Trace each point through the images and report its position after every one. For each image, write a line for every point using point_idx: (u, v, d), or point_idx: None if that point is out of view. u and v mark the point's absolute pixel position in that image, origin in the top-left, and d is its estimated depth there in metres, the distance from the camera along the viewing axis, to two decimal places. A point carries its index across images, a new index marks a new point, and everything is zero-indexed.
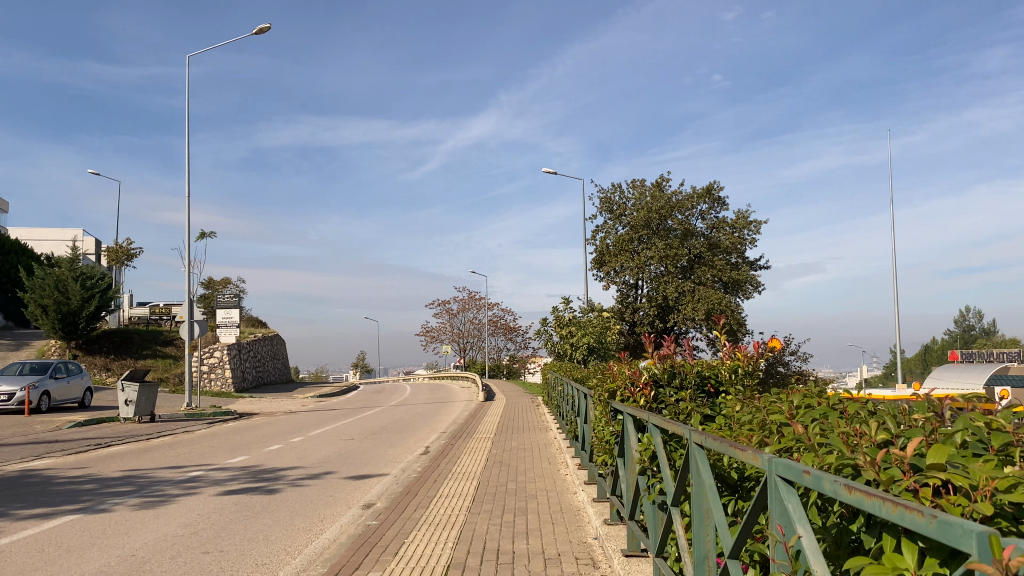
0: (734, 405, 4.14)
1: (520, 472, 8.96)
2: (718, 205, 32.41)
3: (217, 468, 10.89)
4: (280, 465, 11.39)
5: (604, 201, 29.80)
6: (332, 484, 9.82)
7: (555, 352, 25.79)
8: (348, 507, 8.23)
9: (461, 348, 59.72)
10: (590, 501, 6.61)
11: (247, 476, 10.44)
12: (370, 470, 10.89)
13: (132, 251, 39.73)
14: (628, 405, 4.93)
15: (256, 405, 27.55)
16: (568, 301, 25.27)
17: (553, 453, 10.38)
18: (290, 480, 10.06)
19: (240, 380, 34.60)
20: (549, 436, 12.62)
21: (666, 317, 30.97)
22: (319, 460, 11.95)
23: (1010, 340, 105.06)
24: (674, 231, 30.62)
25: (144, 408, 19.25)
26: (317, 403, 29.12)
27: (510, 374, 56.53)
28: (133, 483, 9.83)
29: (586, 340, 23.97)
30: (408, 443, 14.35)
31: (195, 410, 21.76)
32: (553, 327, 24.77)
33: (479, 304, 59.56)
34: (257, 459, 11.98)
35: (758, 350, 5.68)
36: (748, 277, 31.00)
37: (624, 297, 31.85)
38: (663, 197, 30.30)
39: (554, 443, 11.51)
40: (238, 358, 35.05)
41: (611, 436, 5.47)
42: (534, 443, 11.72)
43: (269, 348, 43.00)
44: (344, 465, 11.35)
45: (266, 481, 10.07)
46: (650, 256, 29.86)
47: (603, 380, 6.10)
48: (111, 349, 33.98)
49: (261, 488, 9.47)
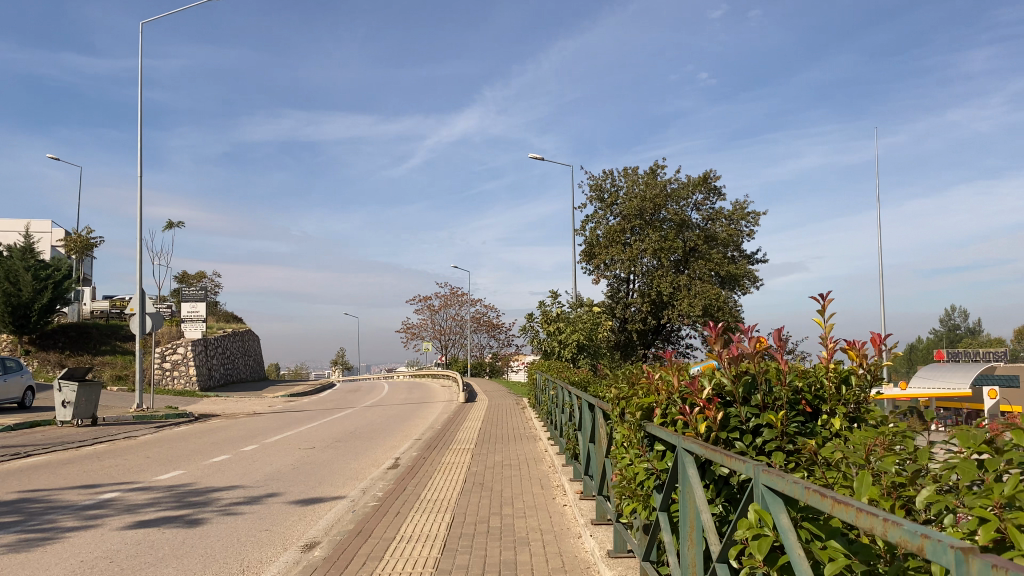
0: (905, 463, 2.37)
1: (506, 502, 7.05)
2: (714, 195, 30.77)
3: (139, 489, 8.97)
4: (217, 483, 9.49)
5: (595, 189, 28.01)
6: (272, 512, 7.92)
7: (542, 349, 23.95)
8: (283, 549, 6.35)
9: (443, 345, 57.88)
10: (605, 556, 4.83)
11: (170, 500, 8.51)
12: (324, 491, 9.04)
13: (93, 241, 37.45)
14: (680, 434, 3.12)
15: (219, 406, 25.53)
16: (556, 296, 23.50)
17: (546, 473, 8.54)
18: (221, 506, 8.14)
19: (206, 378, 32.44)
20: (537, 449, 10.80)
21: (659, 313, 29.23)
22: (266, 476, 10.06)
23: (996, 339, 104.39)
24: (667, 222, 28.94)
25: (85, 410, 17.24)
26: (285, 404, 27.16)
27: (493, 372, 54.60)
28: (25, 509, 7.89)
29: (576, 336, 22.17)
30: (375, 453, 12.50)
31: (146, 412, 19.73)
32: (539, 323, 23.00)
33: (461, 300, 57.70)
34: (191, 476, 10.04)
35: (877, 350, 3.32)
36: (745, 271, 29.39)
37: (615, 291, 30.03)
38: (657, 185, 28.58)
39: (546, 459, 9.65)
40: (204, 355, 32.94)
41: (646, 475, 3.62)
42: (523, 458, 9.89)
43: (239, 346, 40.86)
44: (294, 484, 9.48)
45: (191, 507, 8.14)
46: (642, 248, 28.03)
47: (630, 390, 4.20)
48: (67, 344, 31.79)
49: (180, 518, 7.57)
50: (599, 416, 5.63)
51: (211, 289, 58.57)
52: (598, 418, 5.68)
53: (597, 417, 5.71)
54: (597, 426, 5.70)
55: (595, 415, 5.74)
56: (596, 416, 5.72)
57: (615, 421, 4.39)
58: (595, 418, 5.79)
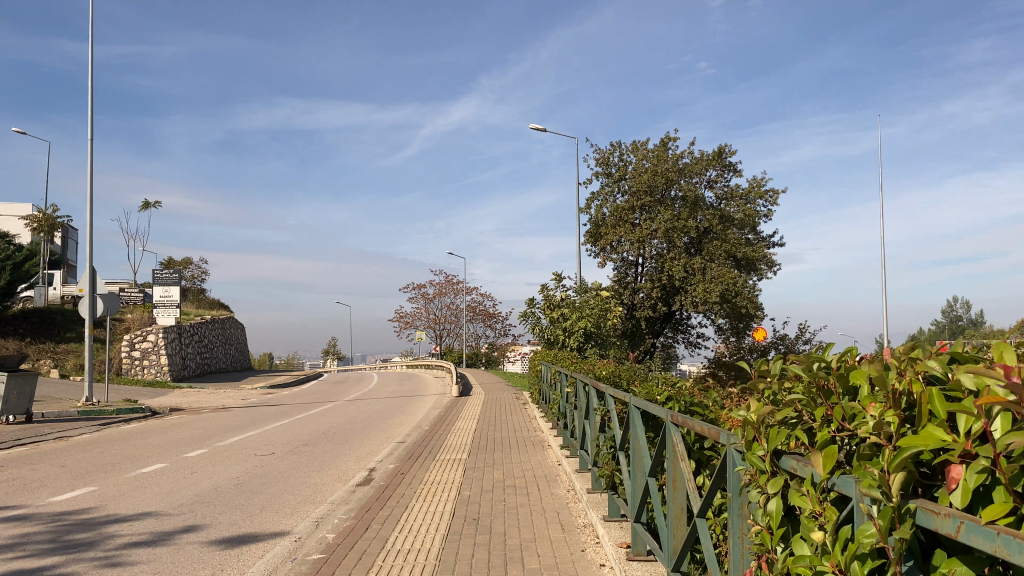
0: None
1: (516, 558, 4.74)
2: (729, 171, 28.42)
3: (12, 521, 6.60)
4: (124, 510, 7.13)
5: (602, 162, 25.64)
6: (178, 561, 5.56)
7: (544, 338, 21.61)
8: None
9: (437, 335, 55.63)
10: None
11: (46, 538, 6.16)
12: (262, 524, 6.69)
13: (60, 220, 34.89)
14: None
15: (188, 399, 23.19)
16: (559, 278, 21.27)
17: (564, 505, 6.13)
18: (108, 550, 5.78)
19: (179, 368, 30.03)
20: (545, 463, 8.39)
21: (670, 300, 26.97)
22: (194, 499, 7.69)
23: (999, 334, 102.23)
24: (679, 200, 26.57)
25: (18, 406, 14.82)
26: (263, 396, 24.84)
27: (489, 363, 52.34)
28: None
29: (582, 324, 19.89)
30: (345, 462, 10.18)
31: (94, 406, 17.34)
32: (541, 309, 20.68)
33: (457, 288, 55.45)
34: (98, 498, 7.68)
35: None
36: (762, 254, 27.12)
37: (622, 275, 27.79)
38: (669, 159, 26.23)
39: (562, 479, 7.22)
40: (178, 343, 30.55)
41: None
42: (533, 476, 7.54)
43: (220, 333, 38.44)
44: (228, 513, 7.10)
45: (68, 551, 5.80)
46: (653, 229, 25.61)
47: (814, 415, 1.87)
48: (28, 330, 29.26)
49: (40, 572, 5.22)
50: (674, 432, 3.48)
51: (195, 276, 56.03)
52: (675, 433, 3.49)
53: (673, 430, 3.51)
54: (671, 443, 3.53)
55: (673, 426, 3.53)
56: (673, 430, 3.51)
57: (751, 460, 2.13)
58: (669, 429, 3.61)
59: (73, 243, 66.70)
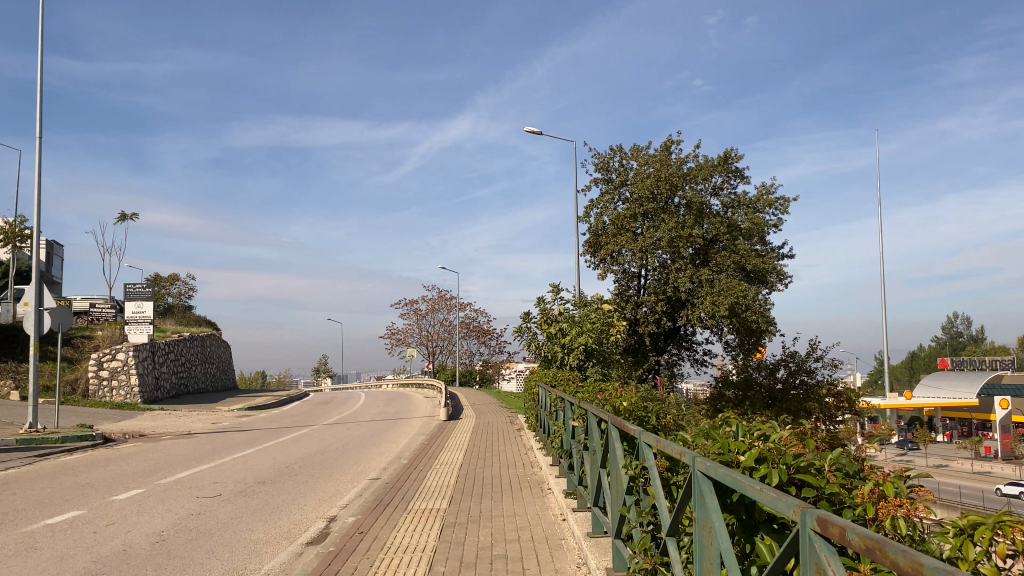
0: None
1: None
2: (735, 177, 26.67)
3: None
4: None
5: (601, 167, 23.89)
6: None
7: (540, 356, 19.83)
8: None
9: (430, 352, 53.73)
10: None
11: None
12: None
13: (27, 231, 33.12)
14: None
15: (155, 422, 21.34)
16: (557, 290, 19.56)
17: None
18: None
19: (151, 389, 28.15)
20: (546, 517, 6.60)
21: (675, 314, 25.25)
22: (85, 570, 5.86)
23: (1001, 350, 100.75)
24: (683, 207, 24.81)
25: None
26: (237, 420, 22.96)
27: (483, 381, 50.46)
28: None
29: (582, 340, 18.12)
30: (301, 510, 8.36)
31: (38, 433, 15.50)
32: (538, 323, 18.93)
33: (451, 304, 53.69)
34: None
35: None
36: (773, 266, 25.39)
37: (622, 288, 26.16)
38: (672, 164, 24.51)
39: (568, 546, 5.47)
40: (151, 362, 28.65)
41: None
42: (530, 540, 5.78)
43: (200, 351, 36.57)
44: None
45: None
46: (656, 239, 23.83)
47: None
48: None
49: None
50: (823, 548, 1.74)
51: (182, 292, 54.17)
52: (823, 550, 1.75)
53: (818, 546, 1.76)
54: (808, 561, 1.81)
55: (816, 530, 1.78)
56: (817, 541, 1.77)
57: None
58: (801, 531, 1.86)
59: (57, 258, 65.14)
